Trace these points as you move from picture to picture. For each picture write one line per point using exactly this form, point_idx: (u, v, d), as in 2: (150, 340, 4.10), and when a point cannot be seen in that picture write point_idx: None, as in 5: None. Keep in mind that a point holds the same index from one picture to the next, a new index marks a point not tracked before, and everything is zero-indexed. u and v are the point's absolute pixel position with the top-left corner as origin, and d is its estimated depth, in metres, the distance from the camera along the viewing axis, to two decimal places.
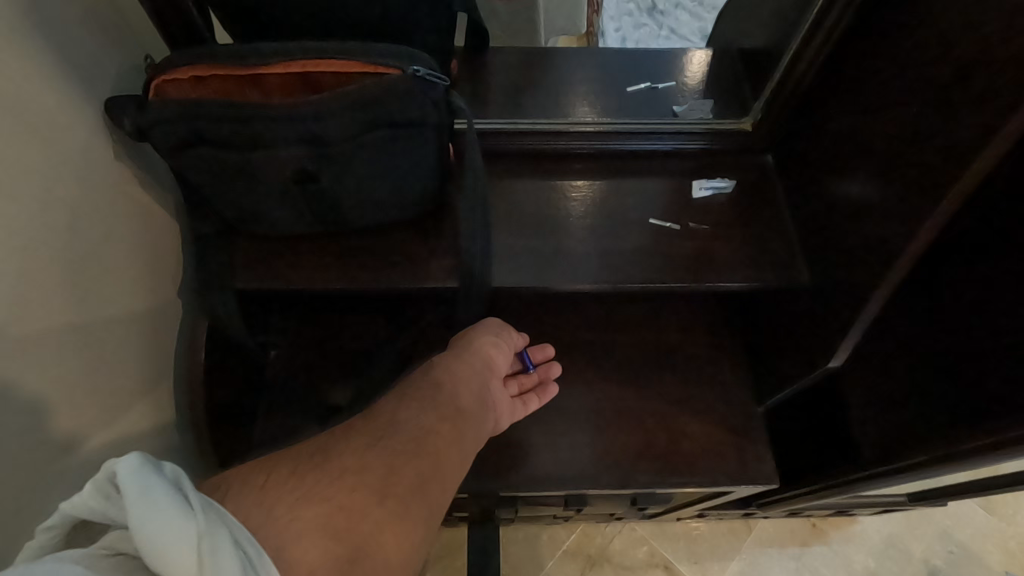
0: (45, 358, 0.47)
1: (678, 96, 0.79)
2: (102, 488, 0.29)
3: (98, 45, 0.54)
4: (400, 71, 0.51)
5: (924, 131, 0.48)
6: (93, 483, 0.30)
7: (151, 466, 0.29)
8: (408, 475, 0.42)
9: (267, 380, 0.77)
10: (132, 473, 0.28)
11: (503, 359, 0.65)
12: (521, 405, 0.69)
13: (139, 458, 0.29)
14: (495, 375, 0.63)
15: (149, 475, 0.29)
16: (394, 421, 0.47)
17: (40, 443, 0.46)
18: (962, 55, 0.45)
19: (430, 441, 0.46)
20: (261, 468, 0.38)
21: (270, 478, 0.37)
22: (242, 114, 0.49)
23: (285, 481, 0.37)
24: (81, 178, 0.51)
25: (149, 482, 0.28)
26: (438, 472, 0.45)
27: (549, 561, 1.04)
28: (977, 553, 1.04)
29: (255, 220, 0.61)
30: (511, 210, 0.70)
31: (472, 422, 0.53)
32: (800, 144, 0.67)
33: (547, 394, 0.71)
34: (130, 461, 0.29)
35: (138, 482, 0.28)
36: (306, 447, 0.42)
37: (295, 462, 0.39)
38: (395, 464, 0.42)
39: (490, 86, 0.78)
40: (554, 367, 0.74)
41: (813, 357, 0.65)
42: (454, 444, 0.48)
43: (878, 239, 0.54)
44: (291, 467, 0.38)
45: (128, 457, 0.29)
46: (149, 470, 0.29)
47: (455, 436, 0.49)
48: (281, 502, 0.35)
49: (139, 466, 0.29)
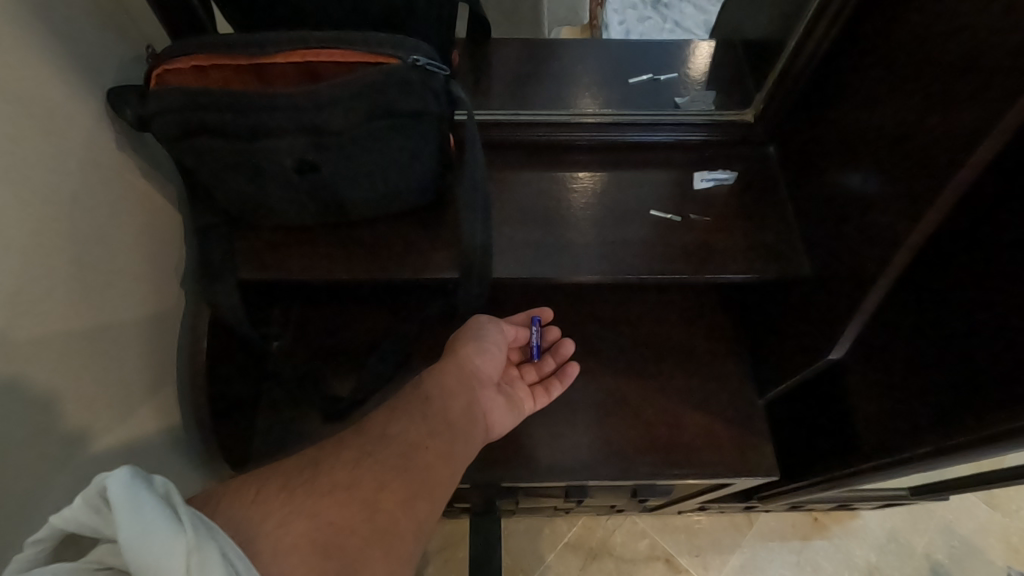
0: (51, 356, 0.46)
1: (681, 88, 0.78)
2: (92, 502, 0.29)
3: (100, 35, 0.53)
4: (399, 61, 0.50)
5: (925, 121, 0.47)
6: (83, 497, 0.29)
7: (141, 480, 0.29)
8: (396, 491, 0.42)
9: (268, 373, 0.77)
10: (121, 487, 0.28)
11: (494, 365, 0.62)
12: (540, 395, 0.70)
13: (129, 472, 0.29)
14: (485, 382, 0.61)
15: (139, 489, 0.28)
16: (383, 435, 0.47)
17: (46, 434, 0.46)
18: (966, 43, 0.44)
19: (418, 455, 0.46)
20: (254, 478, 0.39)
21: (261, 491, 0.38)
22: (246, 104, 0.48)
23: (276, 494, 0.38)
24: (86, 170, 0.51)
25: (138, 496, 0.28)
26: (427, 486, 0.44)
27: (550, 553, 1.04)
28: (978, 548, 1.05)
29: (252, 210, 0.60)
30: (512, 201, 0.69)
31: (463, 440, 0.52)
32: (802, 135, 0.66)
33: (566, 376, 0.71)
34: (119, 475, 0.29)
35: (126, 497, 0.28)
36: (297, 459, 0.42)
37: (285, 475, 0.40)
38: (383, 479, 0.42)
39: (492, 76, 0.77)
40: (565, 343, 0.73)
41: (814, 350, 0.65)
42: (444, 457, 0.48)
43: (879, 231, 0.53)
44: (283, 481, 0.39)
45: (118, 472, 0.29)
46: (139, 484, 0.29)
47: (447, 446, 0.49)
48: (272, 516, 0.36)
49: (129, 480, 0.28)
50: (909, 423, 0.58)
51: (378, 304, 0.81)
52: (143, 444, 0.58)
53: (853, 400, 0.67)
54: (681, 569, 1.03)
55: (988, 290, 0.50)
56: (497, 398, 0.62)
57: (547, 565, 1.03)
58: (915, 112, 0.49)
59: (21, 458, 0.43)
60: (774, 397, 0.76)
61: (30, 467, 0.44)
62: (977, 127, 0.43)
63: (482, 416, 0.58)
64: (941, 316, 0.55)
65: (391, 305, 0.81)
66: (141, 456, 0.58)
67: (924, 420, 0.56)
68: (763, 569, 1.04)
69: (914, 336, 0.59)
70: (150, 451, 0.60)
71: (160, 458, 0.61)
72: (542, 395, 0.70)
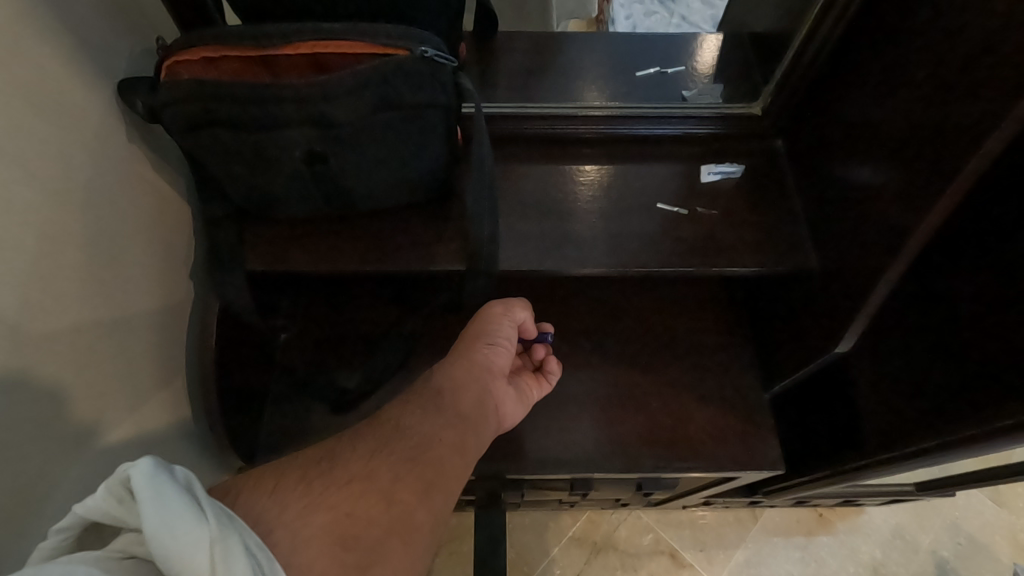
0: (64, 348, 0.47)
1: (688, 81, 0.77)
2: (115, 492, 0.29)
3: (111, 27, 0.53)
4: (408, 52, 0.50)
5: (934, 114, 0.47)
6: (106, 487, 0.30)
7: (164, 471, 0.29)
8: (412, 483, 0.42)
9: (276, 365, 0.77)
10: (145, 478, 0.28)
11: (506, 357, 0.61)
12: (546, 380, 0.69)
13: (151, 463, 0.29)
14: (498, 373, 0.60)
15: (162, 480, 0.29)
16: (397, 427, 0.47)
17: (59, 422, 0.46)
18: (974, 35, 0.43)
19: (433, 448, 0.46)
20: (270, 470, 0.39)
21: (279, 482, 0.38)
22: (256, 94, 0.48)
23: (294, 486, 0.38)
24: (98, 164, 0.51)
25: (163, 486, 0.28)
26: (442, 478, 0.45)
27: (555, 547, 1.04)
28: (984, 545, 1.05)
29: (261, 202, 0.60)
30: (519, 194, 0.69)
31: (475, 432, 0.51)
32: (810, 128, 0.66)
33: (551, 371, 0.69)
34: (143, 466, 0.29)
35: (151, 487, 0.28)
36: (312, 450, 0.43)
37: (303, 467, 0.40)
38: (399, 472, 0.43)
39: (500, 69, 0.77)
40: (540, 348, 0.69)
41: (821, 343, 0.64)
42: (458, 450, 0.48)
43: (889, 224, 0.52)
44: (300, 473, 0.39)
45: (142, 462, 0.29)
46: (162, 475, 0.29)
47: (459, 440, 0.49)
48: (291, 507, 0.36)
49: (152, 471, 0.29)
50: (916, 417, 0.57)
51: (383, 296, 0.82)
52: (152, 435, 0.59)
53: (859, 395, 0.67)
54: (686, 563, 1.03)
55: (996, 283, 0.50)
56: (509, 389, 0.61)
57: (552, 559, 1.04)
58: (924, 103, 0.48)
59: (33, 447, 0.44)
60: (780, 391, 0.76)
61: (43, 458, 0.44)
62: (987, 120, 0.42)
63: (495, 408, 0.57)
64: (948, 310, 0.55)
65: (397, 298, 0.81)
66: (150, 448, 0.58)
67: (931, 414, 0.55)
68: (767, 564, 1.04)
69: (921, 331, 0.58)
70: (160, 444, 0.60)
71: (167, 449, 0.61)
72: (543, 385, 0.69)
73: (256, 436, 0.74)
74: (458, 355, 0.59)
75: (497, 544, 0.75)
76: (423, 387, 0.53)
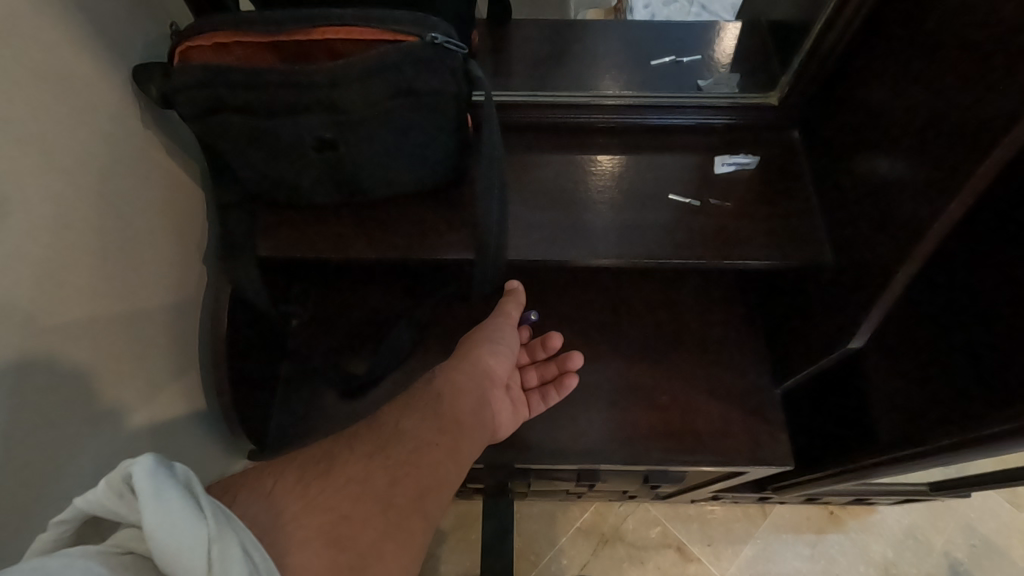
0: (83, 336, 0.48)
1: (704, 70, 0.76)
2: (115, 487, 0.29)
3: (125, 14, 0.53)
4: (419, 38, 0.49)
5: (958, 105, 0.45)
6: (107, 481, 0.30)
7: (165, 468, 0.29)
8: (408, 487, 0.42)
9: (285, 351, 0.78)
10: (146, 474, 0.28)
11: (506, 367, 0.62)
12: (550, 393, 0.71)
13: (153, 459, 0.29)
14: (497, 385, 0.61)
15: (163, 477, 0.28)
16: (397, 431, 0.47)
17: (75, 407, 0.47)
18: (1000, 24, 0.41)
19: (429, 453, 0.46)
20: (271, 470, 0.40)
21: (279, 482, 0.38)
22: (264, 80, 0.48)
23: (293, 486, 0.38)
24: (114, 153, 0.51)
25: (163, 484, 0.28)
26: (437, 482, 0.45)
27: (562, 537, 1.05)
28: (1000, 547, 1.03)
29: (274, 187, 0.60)
30: (531, 183, 0.68)
31: (471, 437, 0.51)
32: (827, 119, 0.64)
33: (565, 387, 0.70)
34: (144, 462, 0.29)
35: (151, 484, 0.28)
36: (312, 451, 0.43)
37: (302, 468, 0.40)
38: (397, 474, 0.43)
39: (514, 57, 0.76)
40: (573, 360, 0.71)
41: (834, 338, 0.63)
42: (453, 455, 0.48)
43: (908, 216, 0.51)
44: (298, 473, 0.40)
45: (144, 458, 0.29)
46: (162, 472, 0.29)
47: (455, 446, 0.49)
48: (289, 506, 0.37)
49: (153, 467, 0.29)
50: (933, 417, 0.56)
51: (393, 286, 0.82)
52: (161, 420, 0.59)
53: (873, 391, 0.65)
54: (693, 558, 1.03)
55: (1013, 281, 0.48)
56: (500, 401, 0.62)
57: (560, 549, 1.04)
58: (948, 95, 0.46)
59: (47, 433, 0.44)
60: (792, 386, 0.74)
61: (55, 443, 0.45)
62: (1009, 114, 0.41)
63: (491, 417, 0.58)
64: (962, 308, 0.53)
65: (406, 287, 0.82)
66: (160, 432, 0.59)
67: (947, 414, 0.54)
68: (775, 561, 1.03)
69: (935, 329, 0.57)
70: (171, 430, 0.61)
71: (177, 433, 0.62)
72: (539, 402, 0.71)
73: (265, 422, 0.75)
74: (455, 362, 0.59)
75: (503, 532, 0.75)
76: (421, 392, 0.53)
